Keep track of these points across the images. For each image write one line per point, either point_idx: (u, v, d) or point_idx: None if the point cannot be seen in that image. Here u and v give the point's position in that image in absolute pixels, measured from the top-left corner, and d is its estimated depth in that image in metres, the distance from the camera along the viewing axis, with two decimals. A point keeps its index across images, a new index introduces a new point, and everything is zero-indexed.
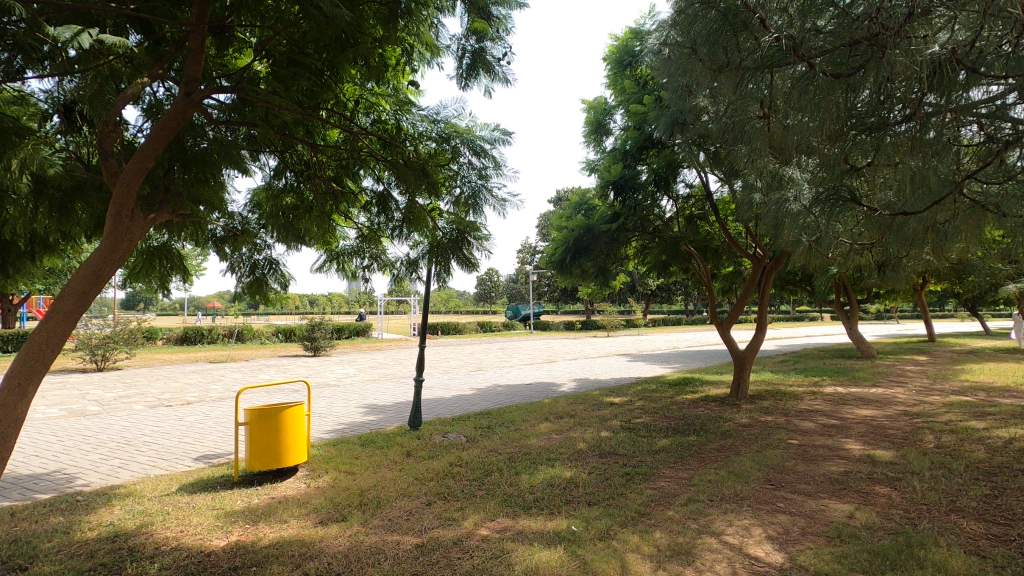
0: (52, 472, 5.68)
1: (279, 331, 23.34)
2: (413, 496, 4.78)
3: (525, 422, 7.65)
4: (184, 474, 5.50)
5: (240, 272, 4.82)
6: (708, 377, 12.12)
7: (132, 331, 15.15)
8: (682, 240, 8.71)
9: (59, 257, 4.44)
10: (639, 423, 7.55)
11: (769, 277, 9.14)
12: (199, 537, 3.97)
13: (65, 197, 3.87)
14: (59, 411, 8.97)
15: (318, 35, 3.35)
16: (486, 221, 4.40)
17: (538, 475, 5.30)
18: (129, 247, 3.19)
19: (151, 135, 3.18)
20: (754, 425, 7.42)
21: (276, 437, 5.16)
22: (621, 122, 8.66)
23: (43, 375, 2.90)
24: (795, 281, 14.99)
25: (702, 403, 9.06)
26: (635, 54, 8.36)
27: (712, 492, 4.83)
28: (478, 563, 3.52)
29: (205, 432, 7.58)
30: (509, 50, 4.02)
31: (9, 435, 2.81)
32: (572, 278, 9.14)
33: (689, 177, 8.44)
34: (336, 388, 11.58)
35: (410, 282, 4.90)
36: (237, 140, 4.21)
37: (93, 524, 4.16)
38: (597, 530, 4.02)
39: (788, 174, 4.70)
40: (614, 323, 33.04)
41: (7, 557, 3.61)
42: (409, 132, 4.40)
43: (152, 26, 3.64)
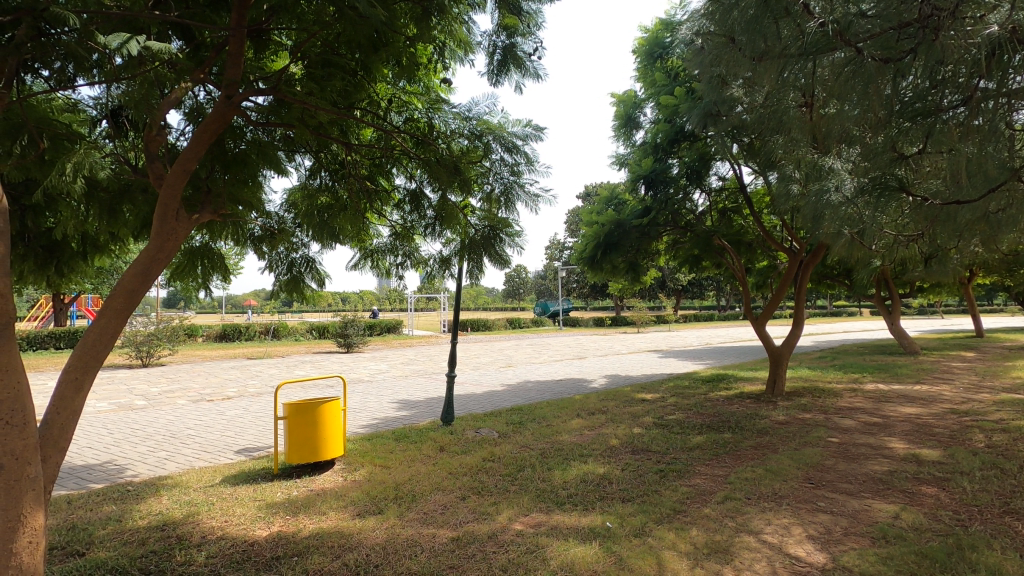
0: (105, 463, 5.95)
1: (314, 329, 23.87)
2: (447, 490, 4.83)
3: (557, 418, 7.62)
4: (226, 466, 5.68)
5: (277, 271, 4.96)
6: (743, 374, 11.88)
7: (174, 328, 15.74)
8: (716, 234, 8.55)
9: (108, 256, 4.63)
10: (672, 420, 7.47)
11: (807, 271, 8.89)
12: (243, 527, 4.09)
13: (113, 200, 4.03)
14: (109, 405, 9.38)
15: (353, 35, 3.38)
16: (519, 218, 4.43)
17: (571, 470, 5.30)
18: (175, 247, 3.27)
19: (193, 139, 3.25)
20: (790, 423, 7.25)
21: (314, 430, 5.28)
22: (652, 115, 8.54)
23: (97, 371, 3.01)
24: (833, 275, 14.54)
25: (737, 399, 8.91)
26: (666, 46, 8.24)
27: (750, 491, 4.74)
28: (514, 557, 3.54)
29: (245, 425, 7.81)
30: (540, 45, 4.01)
31: (69, 426, 2.95)
32: (602, 273, 9.03)
33: (722, 169, 8.27)
34: (370, 383, 11.81)
35: (443, 279, 4.94)
36: (273, 140, 4.34)
37: (143, 513, 4.34)
38: (632, 526, 4.00)
39: (829, 164, 4.73)
40: (644, 320, 32.64)
41: (65, 542, 3.80)
42: (441, 130, 4.42)
43: (193, 31, 3.77)
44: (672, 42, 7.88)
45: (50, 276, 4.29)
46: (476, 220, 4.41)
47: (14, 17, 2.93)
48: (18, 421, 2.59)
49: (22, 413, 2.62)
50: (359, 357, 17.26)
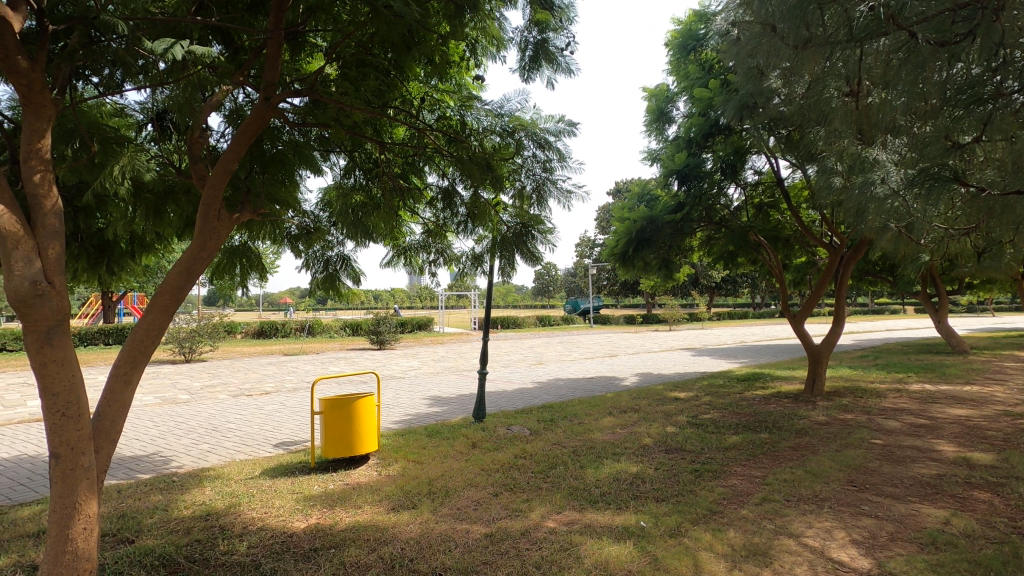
0: (151, 455, 6.19)
1: (347, 326, 24.26)
2: (479, 486, 4.85)
3: (588, 416, 7.57)
4: (265, 459, 5.83)
5: (313, 269, 5.05)
6: (779, 373, 11.58)
7: (214, 325, 16.24)
8: (752, 230, 8.32)
9: (154, 255, 4.81)
10: (707, 419, 7.33)
11: (848, 267, 8.61)
12: (282, 519, 4.20)
13: (158, 201, 4.17)
14: (155, 399, 9.74)
15: (385, 35, 3.39)
16: (551, 214, 4.42)
17: (604, 469, 5.26)
18: (216, 246, 3.36)
19: (233, 141, 3.33)
20: (831, 423, 7.02)
21: (349, 425, 5.38)
22: (685, 109, 8.38)
23: (145, 365, 3.12)
24: (875, 271, 14.04)
25: (775, 399, 8.68)
26: (700, 38, 8.04)
27: (789, 493, 4.61)
28: (547, 555, 3.52)
29: (282, 420, 8.00)
30: (572, 40, 3.98)
31: (119, 418, 3.07)
32: (634, 270, 8.87)
33: (759, 163, 8.05)
34: (402, 380, 11.94)
35: (475, 276, 4.96)
36: (309, 140, 4.42)
37: (188, 503, 4.49)
38: (667, 526, 3.95)
39: (872, 155, 4.59)
40: (676, 318, 32.18)
41: (116, 530, 3.96)
42: (473, 127, 4.41)
43: (232, 36, 3.86)
44: (707, 34, 7.69)
45: (101, 274, 4.49)
46: (508, 217, 4.41)
47: (66, 25, 3.06)
48: (72, 414, 2.69)
49: (77, 406, 2.71)
50: (392, 354, 17.51)
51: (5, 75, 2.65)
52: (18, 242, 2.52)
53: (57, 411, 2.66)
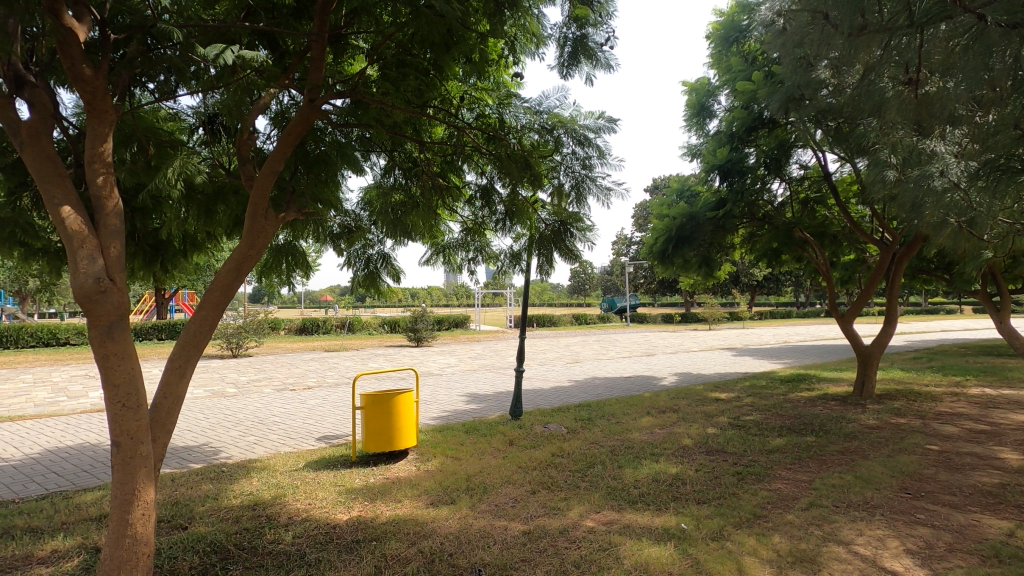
0: (202, 445, 6.44)
1: (385, 323, 24.66)
2: (517, 484, 4.86)
3: (626, 415, 7.48)
4: (308, 452, 5.99)
5: (355, 267, 5.15)
6: (825, 374, 11.17)
7: (259, 322, 16.78)
8: (798, 226, 8.05)
9: (205, 254, 5.00)
10: (750, 421, 7.13)
11: (902, 264, 8.23)
12: (325, 510, 4.31)
13: (209, 202, 4.33)
14: (205, 392, 10.14)
15: (425, 34, 3.41)
16: (589, 212, 4.41)
17: (643, 469, 5.19)
18: (264, 245, 3.45)
19: (279, 143, 3.42)
20: (883, 428, 6.73)
21: (389, 420, 5.47)
22: (727, 103, 8.17)
23: (197, 359, 3.23)
24: (930, 269, 13.38)
25: (821, 401, 8.39)
26: (743, 29, 7.80)
27: (837, 498, 4.45)
28: (586, 554, 3.50)
29: (325, 414, 8.21)
30: (612, 35, 3.92)
31: (174, 409, 3.20)
32: (672, 268, 8.69)
33: (805, 157, 7.77)
34: (439, 376, 12.08)
35: (514, 274, 5.00)
36: (351, 141, 4.51)
37: (236, 493, 4.66)
38: (709, 529, 3.87)
39: (929, 147, 4.38)
40: (716, 317, 31.44)
41: (171, 516, 4.15)
42: (512, 125, 4.41)
43: (277, 41, 3.97)
44: (750, 25, 7.47)
45: (156, 271, 4.70)
46: (546, 215, 4.42)
47: (127, 34, 3.21)
48: (132, 405, 2.82)
49: (136, 397, 2.84)
50: (429, 351, 17.71)
51: (72, 82, 2.79)
52: (83, 241, 2.66)
53: (118, 402, 2.79)
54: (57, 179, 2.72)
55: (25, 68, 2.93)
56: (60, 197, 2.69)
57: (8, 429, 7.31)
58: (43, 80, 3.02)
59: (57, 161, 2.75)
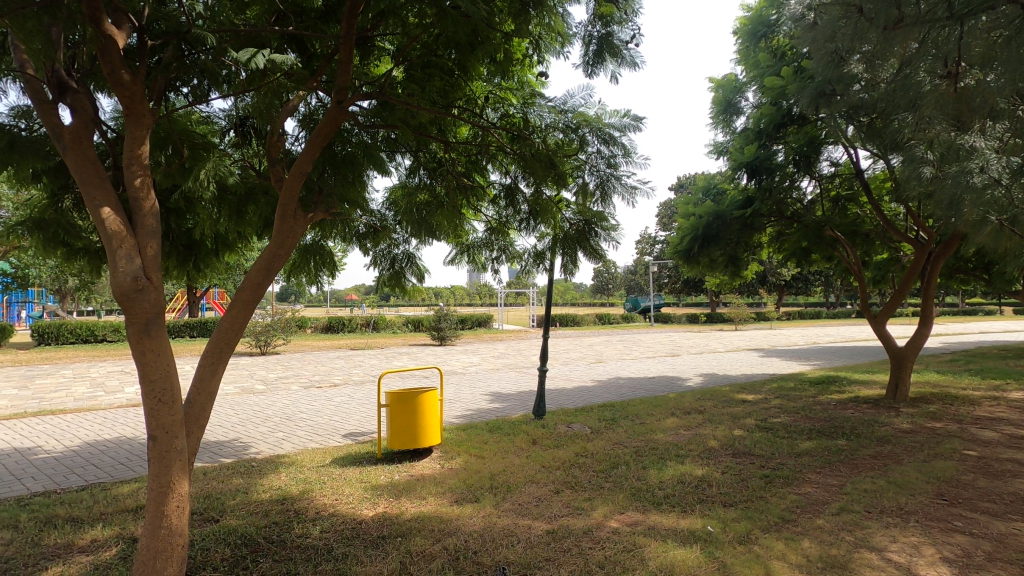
0: (232, 440, 6.60)
1: (409, 322, 24.89)
2: (541, 483, 4.86)
3: (650, 416, 7.41)
4: (335, 448, 6.09)
5: (380, 267, 5.22)
6: (856, 376, 10.90)
7: (287, 321, 17.10)
8: (828, 225, 7.86)
9: (236, 253, 5.12)
10: (778, 423, 7.01)
11: (938, 264, 7.96)
12: (351, 506, 4.37)
13: (240, 202, 4.43)
14: (234, 389, 10.38)
15: (451, 35, 3.42)
16: (614, 210, 4.43)
17: (668, 470, 5.14)
18: (293, 244, 3.52)
19: (308, 144, 3.48)
20: (917, 432, 6.54)
21: (413, 418, 5.53)
22: (754, 99, 8.04)
23: (229, 356, 3.31)
24: (968, 269, 12.93)
25: (852, 404, 8.18)
26: (772, 24, 7.66)
27: (869, 504, 4.34)
28: (610, 555, 3.48)
29: (350, 411, 8.33)
30: (637, 32, 3.89)
31: (207, 405, 3.28)
32: (698, 268, 8.57)
33: (836, 153, 7.58)
34: (462, 375, 12.14)
35: (538, 273, 5.07)
36: (377, 142, 4.56)
37: (266, 487, 4.77)
38: (736, 532, 3.81)
39: (968, 143, 4.25)
40: (742, 317, 30.91)
41: (203, 509, 4.26)
42: (536, 125, 4.38)
43: (306, 44, 4.03)
44: (779, 19, 7.32)
45: (190, 270, 4.82)
46: (570, 214, 4.48)
47: (163, 40, 3.31)
48: (167, 400, 2.91)
49: (171, 392, 2.92)
50: (452, 350, 17.82)
51: (112, 87, 2.89)
52: (121, 241, 2.75)
53: (154, 397, 2.87)
54: (97, 181, 2.82)
55: (67, 75, 3.04)
56: (100, 198, 2.79)
57: (50, 422, 7.60)
58: (84, 86, 3.13)
59: (97, 164, 2.86)
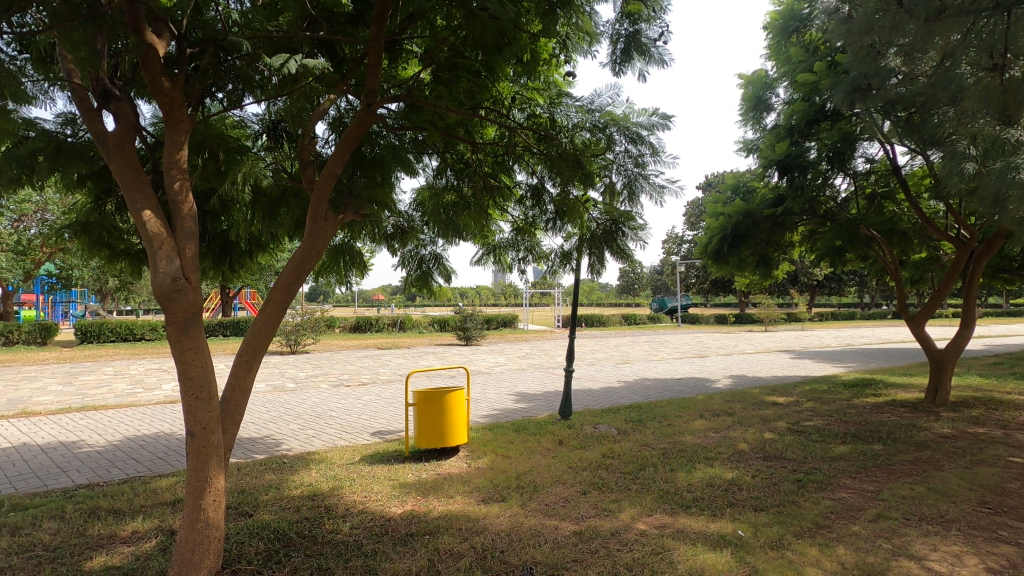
0: (264, 437, 6.76)
1: (435, 322, 25.09)
2: (568, 483, 4.85)
3: (678, 418, 7.32)
4: (364, 446, 6.18)
5: (408, 267, 5.27)
6: (893, 379, 10.57)
7: (316, 320, 17.42)
8: (863, 223, 7.62)
9: (269, 254, 5.23)
10: (810, 427, 6.84)
11: (981, 263, 7.66)
12: (380, 503, 4.44)
13: (273, 204, 4.53)
14: (266, 387, 10.62)
15: (478, 36, 3.43)
16: (642, 210, 4.38)
17: (696, 473, 5.07)
18: (324, 246, 3.58)
19: (337, 147, 3.54)
20: (959, 438, 6.31)
21: (440, 417, 5.57)
22: (785, 96, 7.89)
23: (262, 355, 3.38)
24: (1014, 269, 12.40)
25: (889, 408, 7.94)
26: (804, 18, 7.46)
27: (908, 510, 4.21)
28: (639, 557, 3.45)
29: (378, 410, 8.44)
30: (665, 29, 3.85)
31: (241, 402, 3.36)
32: (727, 268, 8.42)
33: (871, 150, 7.35)
34: (488, 375, 12.17)
35: (564, 274, 5.00)
36: (404, 144, 4.61)
37: (297, 484, 4.86)
38: (768, 537, 3.74)
39: (1014, 137, 4.10)
40: (773, 318, 30.23)
41: (238, 503, 4.38)
42: (564, 125, 4.39)
43: (336, 48, 4.09)
44: (812, 14, 7.16)
45: (225, 271, 4.95)
46: (597, 214, 4.40)
47: (200, 48, 3.41)
48: (204, 396, 3.00)
49: (208, 389, 3.01)
50: (478, 350, 17.91)
51: (152, 94, 2.98)
52: (162, 242, 2.85)
53: (192, 394, 2.96)
54: (139, 185, 2.92)
55: (111, 82, 3.15)
56: (141, 202, 2.89)
57: (93, 417, 7.90)
58: (126, 93, 3.24)
59: (138, 169, 2.95)
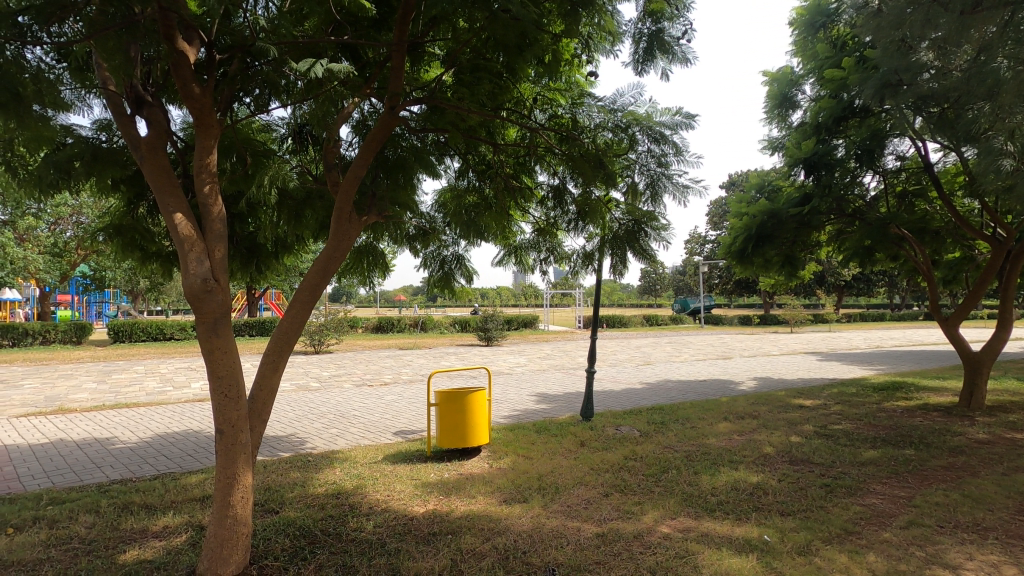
0: (290, 435, 6.87)
1: (456, 322, 25.20)
2: (590, 485, 4.83)
3: (702, 420, 7.23)
4: (387, 445, 6.25)
5: (430, 268, 5.32)
6: (925, 382, 10.27)
7: (339, 321, 17.64)
8: (893, 222, 7.42)
9: (294, 256, 5.32)
10: (838, 430, 6.70)
11: (1019, 263, 7.40)
12: (403, 502, 4.48)
13: (298, 206, 4.62)
14: (291, 386, 10.79)
15: (500, 38, 3.43)
16: (665, 210, 4.32)
17: (720, 476, 5.00)
18: (348, 247, 3.63)
19: (361, 149, 3.59)
20: (996, 443, 6.10)
21: (462, 417, 5.59)
22: (812, 92, 7.73)
23: (289, 354, 3.44)
24: None
25: (921, 412, 7.72)
26: (832, 13, 7.28)
27: (942, 518, 4.09)
28: (662, 560, 3.42)
29: (400, 410, 8.51)
30: (689, 27, 3.83)
31: (269, 401, 3.42)
32: (752, 268, 8.29)
33: (901, 147, 7.16)
34: (509, 376, 12.18)
35: (586, 274, 4.98)
36: (427, 145, 4.65)
37: (322, 481, 4.94)
38: (795, 543, 3.67)
39: None
40: (799, 319, 29.65)
41: (265, 500, 4.46)
42: (585, 125, 4.38)
43: (359, 52, 4.14)
44: (839, 9, 7.01)
45: (252, 272, 5.04)
46: (619, 215, 4.36)
47: (229, 54, 3.48)
48: (233, 395, 3.06)
49: (236, 388, 3.07)
50: (499, 350, 17.96)
51: (184, 100, 3.06)
52: (193, 244, 2.93)
53: (221, 393, 3.03)
54: (171, 189, 3.00)
55: (143, 89, 3.23)
56: (173, 205, 2.97)
57: (126, 414, 8.14)
58: (159, 99, 3.33)
59: (170, 173, 3.04)
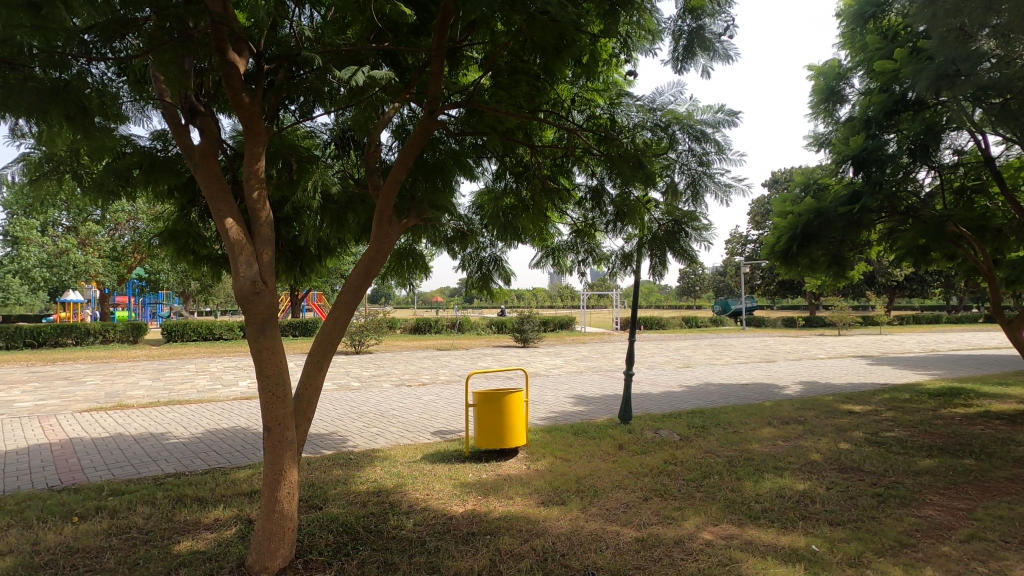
0: (332, 434, 7.04)
1: (492, 324, 25.33)
2: (628, 489, 4.77)
3: (744, 425, 7.05)
4: (426, 445, 6.33)
5: (469, 270, 5.38)
6: (986, 388, 9.73)
7: (379, 321, 17.97)
8: (950, 219, 7.07)
9: (336, 259, 5.45)
10: (891, 438, 6.41)
11: None
12: (442, 501, 4.53)
13: (340, 210, 4.73)
14: (333, 385, 11.06)
15: (538, 39, 3.43)
16: (705, 210, 4.28)
17: (764, 483, 4.86)
18: (388, 250, 3.69)
19: (401, 153, 3.65)
20: None
21: (500, 418, 5.62)
22: (861, 86, 7.45)
23: (332, 355, 3.53)
24: None
25: (982, 420, 7.31)
26: (881, 2, 7.05)
27: (1006, 532, 3.86)
28: (704, 567, 3.36)
29: (438, 410, 8.60)
30: (731, 23, 3.74)
31: (313, 400, 3.52)
32: (797, 268, 8.02)
33: (959, 140, 6.80)
34: (545, 377, 12.15)
35: (625, 276, 4.96)
36: (464, 148, 4.68)
37: (363, 479, 5.04)
38: (845, 554, 3.53)
39: None
40: (848, 321, 28.51)
41: (309, 497, 4.59)
42: (624, 125, 4.33)
43: (399, 58, 4.21)
44: None
45: (296, 275, 5.19)
46: (659, 215, 4.34)
47: (276, 64, 3.60)
48: (280, 394, 3.16)
49: (283, 387, 3.17)
50: (535, 352, 17.95)
51: (234, 110, 3.18)
52: (242, 248, 3.04)
53: (269, 392, 3.14)
54: (222, 196, 3.13)
55: (196, 100, 3.37)
56: (225, 211, 3.10)
57: (179, 411, 8.50)
58: (210, 109, 3.47)
59: (221, 180, 3.15)
